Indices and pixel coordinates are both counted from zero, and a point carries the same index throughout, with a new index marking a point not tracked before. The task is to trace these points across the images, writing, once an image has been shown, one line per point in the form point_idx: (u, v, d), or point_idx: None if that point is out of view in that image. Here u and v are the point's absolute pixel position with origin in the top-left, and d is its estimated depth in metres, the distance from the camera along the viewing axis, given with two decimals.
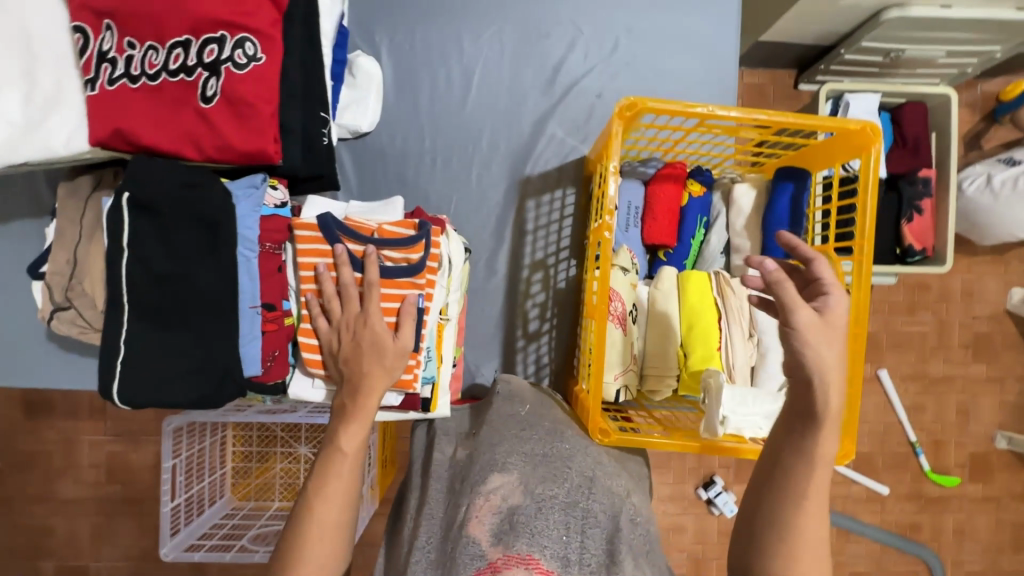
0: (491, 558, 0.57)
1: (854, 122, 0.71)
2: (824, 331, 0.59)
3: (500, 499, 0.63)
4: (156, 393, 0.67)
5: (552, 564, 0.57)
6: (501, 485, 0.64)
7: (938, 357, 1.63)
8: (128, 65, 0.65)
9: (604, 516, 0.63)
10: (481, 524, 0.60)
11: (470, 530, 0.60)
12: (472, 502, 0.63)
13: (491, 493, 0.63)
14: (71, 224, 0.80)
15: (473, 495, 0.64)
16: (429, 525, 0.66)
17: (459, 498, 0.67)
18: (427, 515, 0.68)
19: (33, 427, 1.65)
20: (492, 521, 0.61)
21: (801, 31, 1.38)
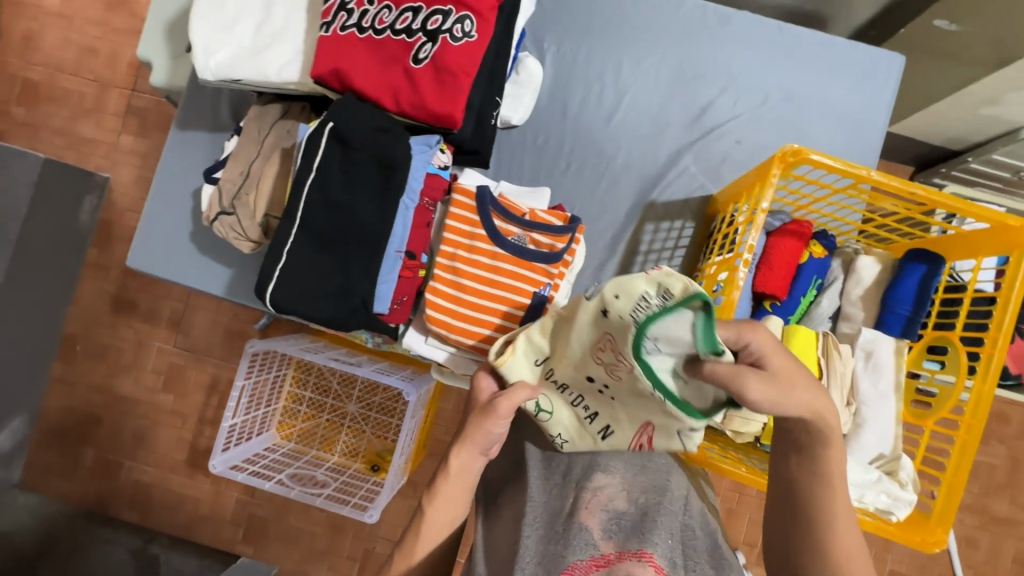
0: (605, 551, 0.56)
1: (1013, 218, 0.71)
2: (778, 387, 0.56)
3: (610, 499, 0.61)
4: (301, 303, 0.74)
5: (665, 562, 0.55)
6: (609, 484, 0.63)
7: (1005, 496, 1.53)
8: (361, 18, 0.73)
9: (704, 528, 0.63)
10: (593, 516, 0.59)
11: (582, 520, 0.59)
12: (580, 496, 0.62)
13: (600, 491, 0.62)
14: (251, 143, 0.89)
15: (580, 488, 0.63)
16: (532, 507, 0.63)
17: (562, 488, 0.64)
18: (530, 498, 0.64)
19: (116, 320, 1.78)
20: (604, 517, 0.59)
21: (935, 131, 1.38)
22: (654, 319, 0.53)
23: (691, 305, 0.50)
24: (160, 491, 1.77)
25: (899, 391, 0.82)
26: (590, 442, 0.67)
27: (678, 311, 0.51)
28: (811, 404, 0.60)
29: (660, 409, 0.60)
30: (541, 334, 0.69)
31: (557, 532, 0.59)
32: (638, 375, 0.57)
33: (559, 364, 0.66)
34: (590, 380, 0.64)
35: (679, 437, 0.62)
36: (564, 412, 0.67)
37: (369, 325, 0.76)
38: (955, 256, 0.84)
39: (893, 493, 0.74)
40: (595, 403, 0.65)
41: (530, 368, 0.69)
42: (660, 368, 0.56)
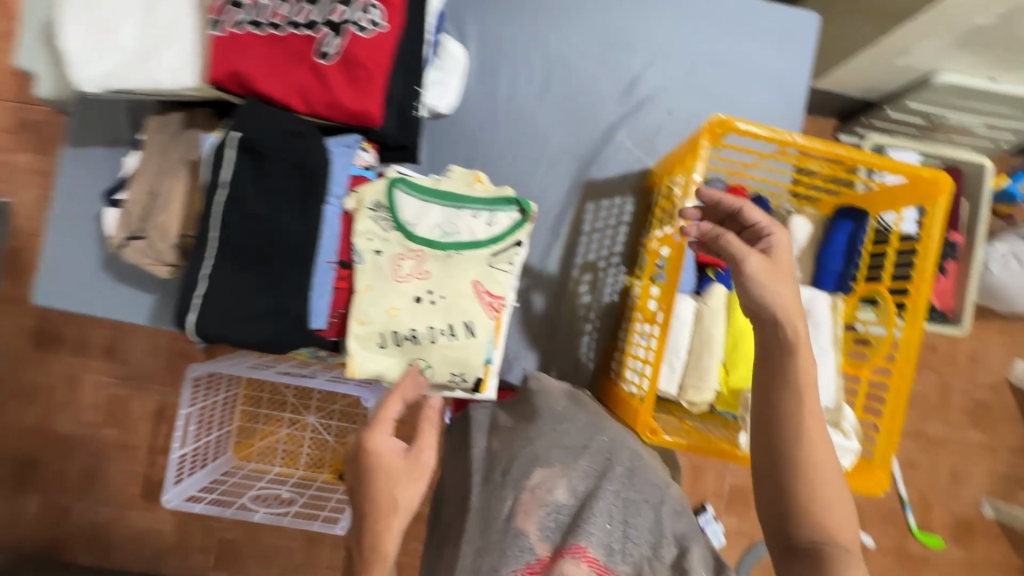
0: (541, 555, 0.62)
1: (926, 171, 0.74)
2: (776, 272, 0.60)
3: (544, 494, 0.67)
4: (228, 329, 0.68)
5: (599, 553, 0.61)
6: (545, 479, 0.69)
7: (938, 418, 1.66)
8: (255, 12, 0.67)
9: (648, 505, 0.67)
10: (529, 518, 0.65)
11: (518, 523, 0.65)
12: (517, 497, 0.67)
13: (536, 489, 0.68)
14: (155, 157, 0.81)
15: (517, 490, 0.69)
16: (476, 518, 0.70)
17: (502, 491, 0.70)
18: (474, 509, 0.72)
19: (41, 356, 1.64)
20: (540, 516, 0.65)
21: (855, 84, 1.42)
22: (397, 218, 0.73)
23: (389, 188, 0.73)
24: (118, 529, 1.67)
25: (836, 344, 0.86)
26: (466, 347, 0.72)
27: (399, 199, 0.73)
28: (788, 307, 0.59)
29: (469, 257, 0.73)
30: (361, 322, 0.72)
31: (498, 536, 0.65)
32: (428, 250, 0.73)
33: (391, 323, 0.71)
34: (420, 301, 0.72)
35: (493, 274, 0.73)
36: (430, 351, 0.72)
37: (307, 343, 0.72)
38: (878, 209, 0.88)
39: (838, 443, 0.78)
40: (433, 320, 0.72)
41: (384, 354, 0.72)
42: (429, 233, 0.73)
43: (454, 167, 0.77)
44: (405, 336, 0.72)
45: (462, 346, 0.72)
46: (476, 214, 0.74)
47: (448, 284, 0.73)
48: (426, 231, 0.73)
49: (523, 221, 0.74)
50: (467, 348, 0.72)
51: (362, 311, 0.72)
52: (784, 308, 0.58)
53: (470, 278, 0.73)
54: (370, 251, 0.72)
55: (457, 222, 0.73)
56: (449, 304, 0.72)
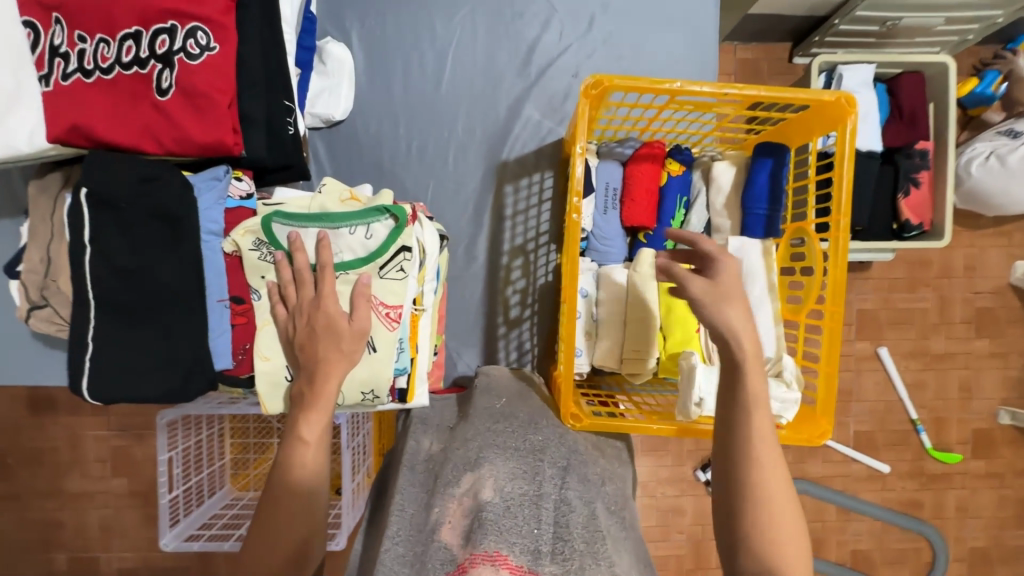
0: (460, 561, 0.52)
1: (827, 94, 0.69)
2: (719, 292, 0.66)
3: (471, 499, 0.59)
4: (127, 388, 0.67)
5: (521, 559, 0.52)
6: (473, 485, 0.61)
7: (939, 334, 1.59)
8: (81, 60, 0.63)
9: (579, 507, 0.60)
10: (452, 530, 0.57)
11: (442, 535, 0.56)
12: (444, 505, 0.59)
13: (465, 495, 0.60)
14: (43, 223, 0.80)
15: (446, 496, 0.61)
16: (396, 522, 0.61)
17: (430, 498, 0.63)
18: (397, 509, 0.64)
19: (38, 422, 1.67)
20: (464, 523, 0.57)
21: (791, 3, 1.33)
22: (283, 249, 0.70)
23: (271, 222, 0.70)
24: (146, 573, 1.72)
25: (773, 292, 0.82)
26: (372, 364, 0.70)
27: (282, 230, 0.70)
28: (733, 324, 0.65)
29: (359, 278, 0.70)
30: (265, 359, 0.70)
31: (418, 549, 0.57)
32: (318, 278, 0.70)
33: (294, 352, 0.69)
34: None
35: (387, 285, 0.70)
36: None
37: (213, 387, 0.71)
38: (798, 141, 0.82)
39: (780, 397, 0.74)
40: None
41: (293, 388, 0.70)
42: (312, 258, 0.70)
43: (327, 184, 0.74)
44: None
45: (368, 363, 0.70)
46: (353, 230, 0.70)
47: (342, 306, 0.69)
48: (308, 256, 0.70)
49: (402, 227, 0.71)
50: (372, 363, 0.69)
51: (264, 348, 0.70)
52: (728, 328, 0.65)
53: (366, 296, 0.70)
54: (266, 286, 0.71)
55: (336, 242, 0.70)
56: None
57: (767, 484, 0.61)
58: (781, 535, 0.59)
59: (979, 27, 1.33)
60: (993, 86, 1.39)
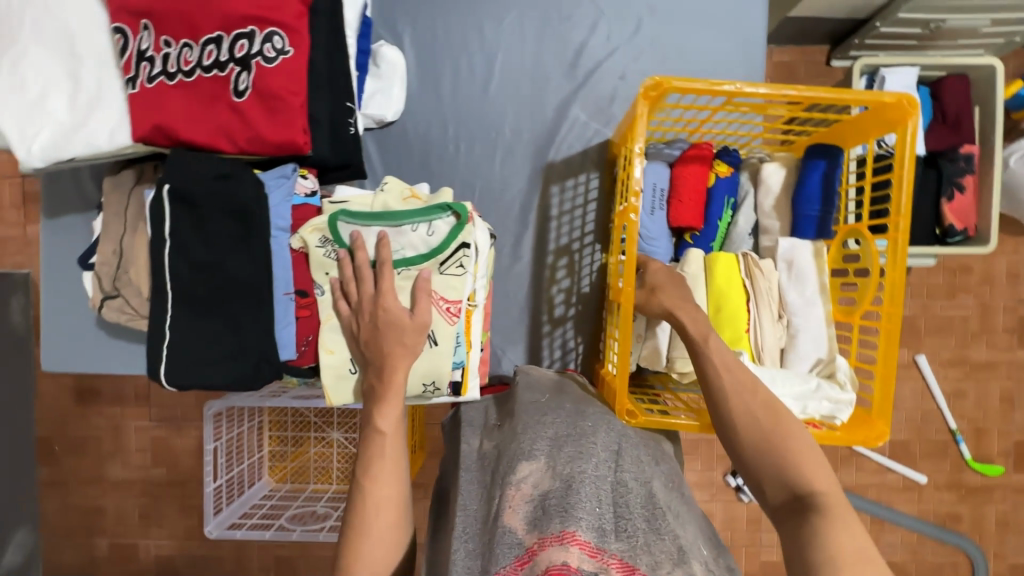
0: (530, 545, 0.55)
1: (888, 96, 0.69)
2: None
3: (531, 487, 0.60)
4: (199, 376, 0.70)
5: (589, 535, 0.55)
6: (531, 473, 0.62)
7: (980, 342, 1.55)
8: (166, 63, 0.67)
9: (637, 486, 0.62)
10: (516, 514, 0.59)
11: (508, 522, 0.58)
12: (504, 495, 0.61)
13: (523, 483, 0.61)
14: (116, 218, 0.84)
15: (506, 486, 0.62)
16: (464, 519, 0.64)
17: (492, 491, 0.65)
18: (463, 507, 0.66)
19: (85, 410, 1.73)
20: (527, 509, 0.59)
21: (834, 6, 1.32)
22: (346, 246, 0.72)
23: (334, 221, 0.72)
24: (182, 560, 1.77)
25: (825, 294, 0.82)
26: (433, 358, 0.72)
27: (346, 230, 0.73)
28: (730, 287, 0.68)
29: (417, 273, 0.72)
30: (330, 353, 0.73)
31: (487, 539, 0.59)
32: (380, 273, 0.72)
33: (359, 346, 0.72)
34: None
35: (447, 280, 0.72)
36: None
37: (278, 377, 0.73)
38: (851, 143, 0.82)
39: (834, 397, 0.75)
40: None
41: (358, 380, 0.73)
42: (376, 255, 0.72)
43: (389, 182, 0.76)
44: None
45: (429, 359, 0.72)
46: (416, 227, 0.73)
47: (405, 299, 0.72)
48: (371, 254, 0.73)
49: (462, 224, 0.73)
50: (434, 357, 0.72)
51: (329, 342, 0.72)
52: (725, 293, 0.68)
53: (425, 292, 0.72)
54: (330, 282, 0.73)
55: (400, 238, 0.72)
56: None
57: (775, 428, 0.66)
58: (801, 462, 0.64)
59: None
60: None
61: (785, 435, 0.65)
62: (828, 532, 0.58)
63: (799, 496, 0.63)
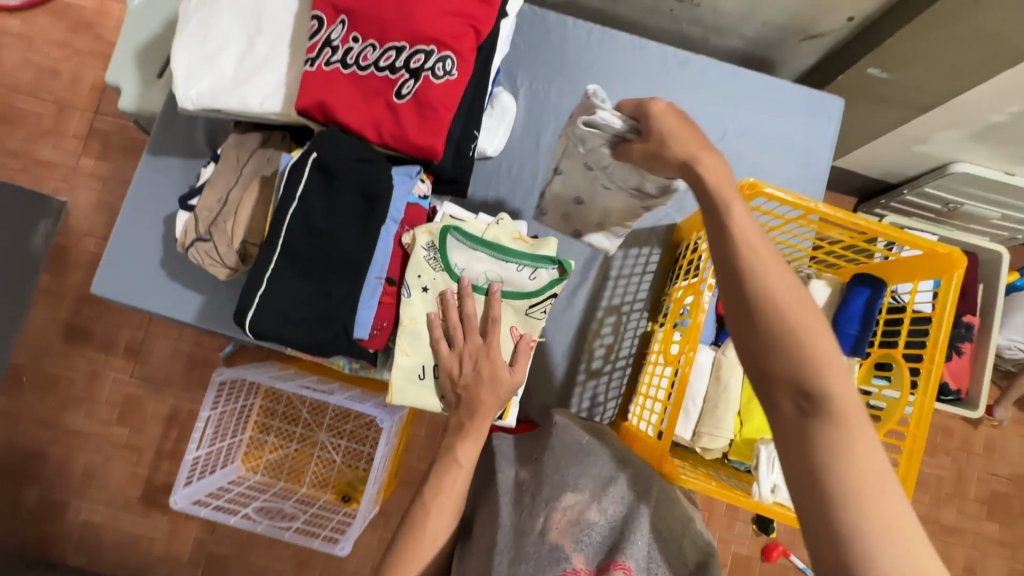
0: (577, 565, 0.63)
1: (941, 247, 0.79)
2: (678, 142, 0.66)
3: (578, 515, 0.68)
4: (281, 331, 0.74)
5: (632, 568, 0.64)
6: (575, 502, 0.69)
7: (951, 505, 1.62)
8: (346, 54, 0.76)
9: (670, 536, 0.69)
10: (563, 534, 0.66)
11: (551, 539, 0.65)
12: (551, 515, 0.67)
13: (569, 509, 0.68)
14: (230, 171, 0.90)
15: (550, 508, 0.68)
16: (505, 532, 0.67)
17: (532, 510, 0.69)
18: (503, 522, 0.69)
19: (68, 349, 1.66)
20: (573, 533, 0.66)
21: (873, 166, 1.50)
22: (450, 260, 0.80)
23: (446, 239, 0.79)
24: (109, 533, 1.64)
25: None
26: None
27: (453, 249, 0.80)
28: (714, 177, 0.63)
29: (507, 303, 0.80)
30: (405, 355, 0.78)
31: (529, 552, 0.64)
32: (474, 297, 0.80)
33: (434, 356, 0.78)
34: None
35: (529, 321, 0.81)
36: None
37: (348, 352, 0.77)
38: (896, 280, 0.92)
39: None
40: None
41: (422, 386, 0.78)
42: (475, 279, 0.80)
43: (504, 218, 0.82)
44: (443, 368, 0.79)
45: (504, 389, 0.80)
46: (520, 268, 0.80)
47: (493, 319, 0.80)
48: (472, 275, 0.80)
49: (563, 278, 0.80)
50: None
51: (406, 345, 0.78)
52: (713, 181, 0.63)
53: (509, 324, 0.81)
54: (418, 287, 0.79)
55: (503, 271, 0.80)
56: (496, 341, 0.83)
57: (786, 311, 0.55)
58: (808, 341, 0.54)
59: None
60: None
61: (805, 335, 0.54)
62: (835, 446, 0.51)
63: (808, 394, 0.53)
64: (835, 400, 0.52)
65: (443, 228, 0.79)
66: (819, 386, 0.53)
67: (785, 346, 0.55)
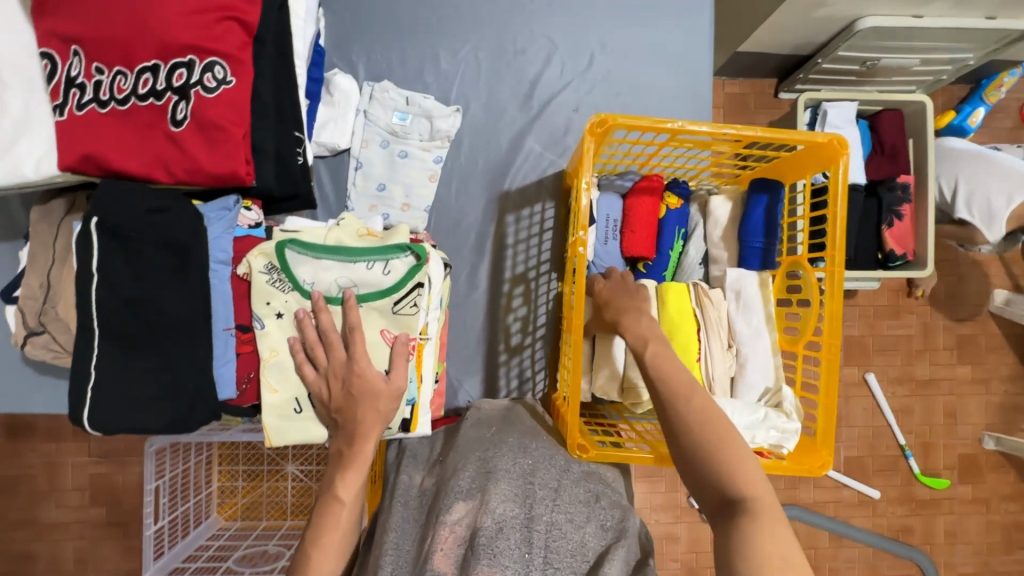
0: None
1: (821, 136, 0.73)
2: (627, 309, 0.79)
3: (465, 527, 0.61)
4: (124, 418, 0.66)
5: None
6: (464, 514, 0.63)
7: (923, 360, 1.63)
8: (97, 90, 0.64)
9: (570, 531, 0.62)
10: (446, 556, 0.59)
11: (434, 564, 0.58)
12: (435, 534, 0.61)
13: (457, 523, 0.62)
14: (43, 249, 0.79)
15: (438, 525, 0.63)
16: (394, 556, 0.63)
17: (425, 530, 0.65)
18: (395, 545, 0.65)
19: (14, 449, 1.57)
20: (457, 550, 0.59)
21: (778, 42, 1.39)
22: (295, 276, 0.71)
23: (284, 256, 0.70)
24: None
25: (770, 323, 0.84)
26: None
27: (297, 264, 0.71)
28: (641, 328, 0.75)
29: (371, 310, 0.72)
30: (273, 391, 0.71)
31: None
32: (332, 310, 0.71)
33: (305, 384, 0.71)
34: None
35: (400, 319, 0.72)
36: None
37: (215, 416, 0.70)
38: (792, 178, 0.86)
39: (781, 427, 0.76)
40: None
41: (302, 420, 0.72)
42: (328, 290, 0.71)
43: (345, 218, 0.75)
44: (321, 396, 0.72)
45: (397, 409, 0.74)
46: (371, 264, 0.71)
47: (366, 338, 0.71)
48: (326, 286, 0.71)
49: (421, 264, 0.72)
50: None
51: (273, 380, 0.71)
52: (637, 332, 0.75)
53: (378, 329, 0.72)
54: (271, 314, 0.71)
55: (353, 274, 0.71)
56: None
57: (704, 426, 0.66)
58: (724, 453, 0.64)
59: (953, 67, 1.43)
60: (969, 120, 1.54)
61: (721, 439, 0.65)
62: (757, 540, 0.58)
63: (730, 501, 0.62)
64: (755, 503, 0.61)
65: (278, 242, 0.70)
66: (739, 491, 0.62)
67: (712, 458, 0.64)
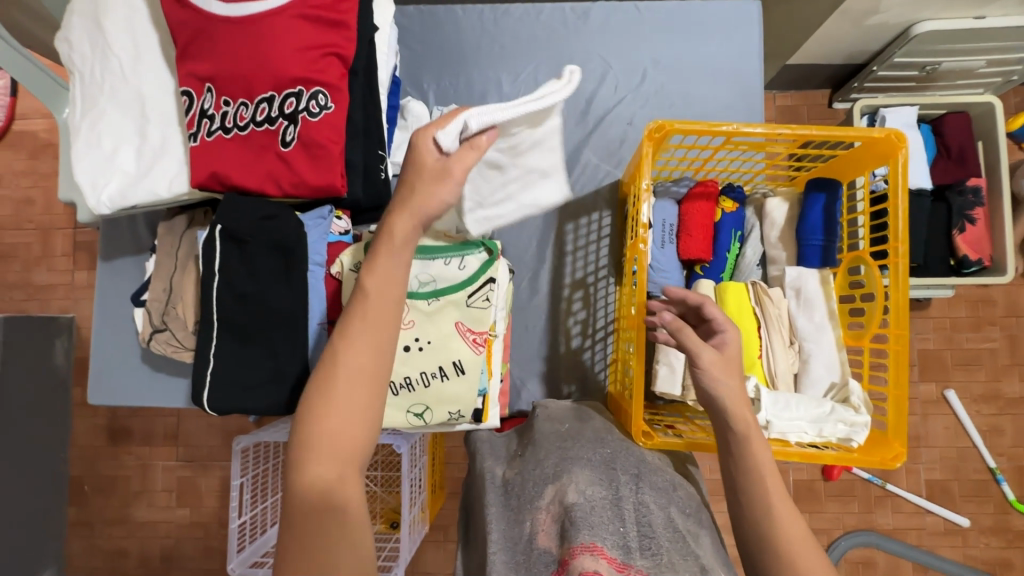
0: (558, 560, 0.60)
1: (877, 132, 0.75)
2: (726, 364, 0.72)
3: (558, 506, 0.65)
4: (235, 400, 0.77)
5: (615, 552, 0.58)
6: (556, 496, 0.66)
7: (1012, 375, 1.52)
8: (223, 119, 0.76)
9: (657, 510, 0.65)
10: (546, 534, 0.63)
11: (538, 543, 0.63)
12: (534, 517, 0.66)
13: (551, 505, 0.66)
14: (168, 257, 0.92)
15: (534, 510, 0.67)
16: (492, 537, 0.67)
17: (518, 514, 0.68)
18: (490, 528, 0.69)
19: (112, 450, 1.66)
20: (554, 527, 0.63)
21: (830, 53, 1.41)
22: None
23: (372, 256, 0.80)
24: None
25: (834, 319, 0.84)
26: (459, 385, 0.79)
27: None
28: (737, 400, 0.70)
29: (448, 302, 0.79)
30: None
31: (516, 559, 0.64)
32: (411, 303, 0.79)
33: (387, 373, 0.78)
34: (408, 350, 0.78)
35: (473, 311, 0.80)
36: (425, 395, 0.79)
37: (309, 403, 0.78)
38: (850, 177, 0.88)
39: (848, 420, 0.76)
40: (425, 366, 0.78)
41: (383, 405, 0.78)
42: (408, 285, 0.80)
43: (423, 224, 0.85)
44: (400, 385, 0.78)
45: (460, 385, 0.79)
46: (448, 261, 0.80)
47: (445, 329, 0.79)
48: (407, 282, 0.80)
49: (492, 259, 0.82)
50: (460, 386, 0.79)
51: None
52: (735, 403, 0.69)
53: (453, 321, 0.79)
54: None
55: (431, 270, 0.80)
56: (437, 343, 0.78)
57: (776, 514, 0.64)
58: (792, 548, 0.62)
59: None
60: None
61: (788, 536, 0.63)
62: None
63: None
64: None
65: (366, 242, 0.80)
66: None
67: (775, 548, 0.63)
